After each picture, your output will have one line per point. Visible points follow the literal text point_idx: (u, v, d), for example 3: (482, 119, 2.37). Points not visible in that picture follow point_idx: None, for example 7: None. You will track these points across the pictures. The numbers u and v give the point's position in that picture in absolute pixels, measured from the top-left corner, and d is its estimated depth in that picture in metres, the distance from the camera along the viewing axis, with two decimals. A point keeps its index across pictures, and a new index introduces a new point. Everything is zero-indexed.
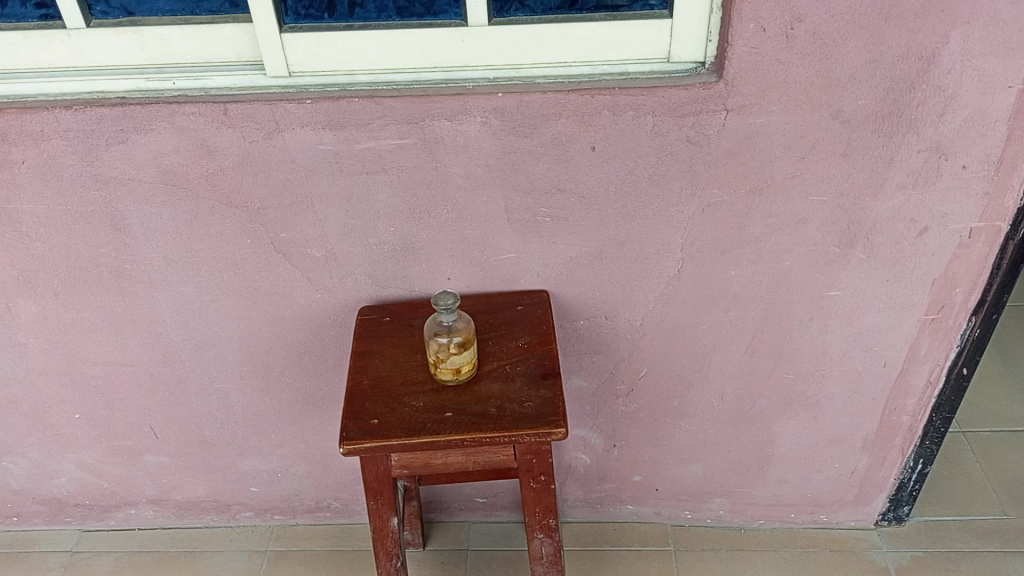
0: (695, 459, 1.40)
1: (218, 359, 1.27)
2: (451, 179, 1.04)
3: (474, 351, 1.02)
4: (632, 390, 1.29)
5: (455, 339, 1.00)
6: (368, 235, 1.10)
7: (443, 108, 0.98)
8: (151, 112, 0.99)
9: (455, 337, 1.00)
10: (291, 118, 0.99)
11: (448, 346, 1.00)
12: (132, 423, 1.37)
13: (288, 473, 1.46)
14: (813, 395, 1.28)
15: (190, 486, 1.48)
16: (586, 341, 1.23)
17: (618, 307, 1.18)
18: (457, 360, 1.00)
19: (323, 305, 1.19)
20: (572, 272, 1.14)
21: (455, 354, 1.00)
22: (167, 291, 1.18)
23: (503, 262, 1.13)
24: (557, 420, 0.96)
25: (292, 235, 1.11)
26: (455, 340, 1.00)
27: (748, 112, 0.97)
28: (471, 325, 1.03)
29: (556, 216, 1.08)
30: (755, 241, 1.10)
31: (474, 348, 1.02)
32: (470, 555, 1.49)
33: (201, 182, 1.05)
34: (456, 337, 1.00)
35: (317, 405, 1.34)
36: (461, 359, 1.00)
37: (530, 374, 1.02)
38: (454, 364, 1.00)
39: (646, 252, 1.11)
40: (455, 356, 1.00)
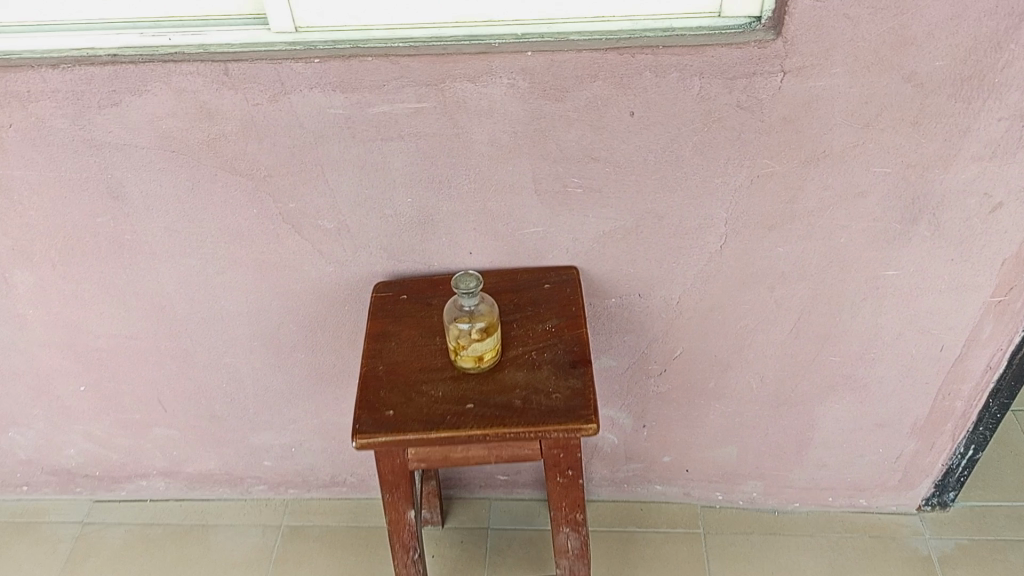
0: (729, 441, 1.32)
1: (226, 333, 1.20)
2: (473, 147, 0.95)
3: (498, 337, 0.94)
4: (665, 371, 1.21)
5: (476, 327, 0.91)
6: (383, 206, 1.02)
7: (465, 69, 0.88)
8: (145, 72, 0.90)
9: (476, 324, 0.91)
10: (298, 79, 0.90)
11: (469, 334, 0.92)
12: (139, 396, 1.31)
13: (302, 448, 1.40)
14: (861, 379, 1.19)
15: (201, 459, 1.43)
16: (617, 319, 1.14)
17: (653, 284, 1.09)
18: (478, 349, 0.92)
19: (335, 279, 1.11)
20: (605, 247, 1.04)
21: (475, 342, 0.92)
22: (170, 262, 1.10)
23: (530, 236, 1.04)
24: (588, 415, 0.88)
25: (302, 206, 1.02)
26: (476, 327, 0.91)
27: (808, 74, 0.87)
28: (495, 308, 0.94)
29: (589, 187, 0.98)
30: (807, 215, 1.00)
31: (498, 334, 0.93)
32: (491, 535, 1.43)
33: (202, 148, 0.97)
34: (477, 324, 0.91)
35: (331, 381, 1.27)
36: (484, 346, 0.92)
37: (558, 362, 0.94)
38: (474, 352, 0.92)
39: (687, 226, 1.02)
40: (475, 344, 0.92)
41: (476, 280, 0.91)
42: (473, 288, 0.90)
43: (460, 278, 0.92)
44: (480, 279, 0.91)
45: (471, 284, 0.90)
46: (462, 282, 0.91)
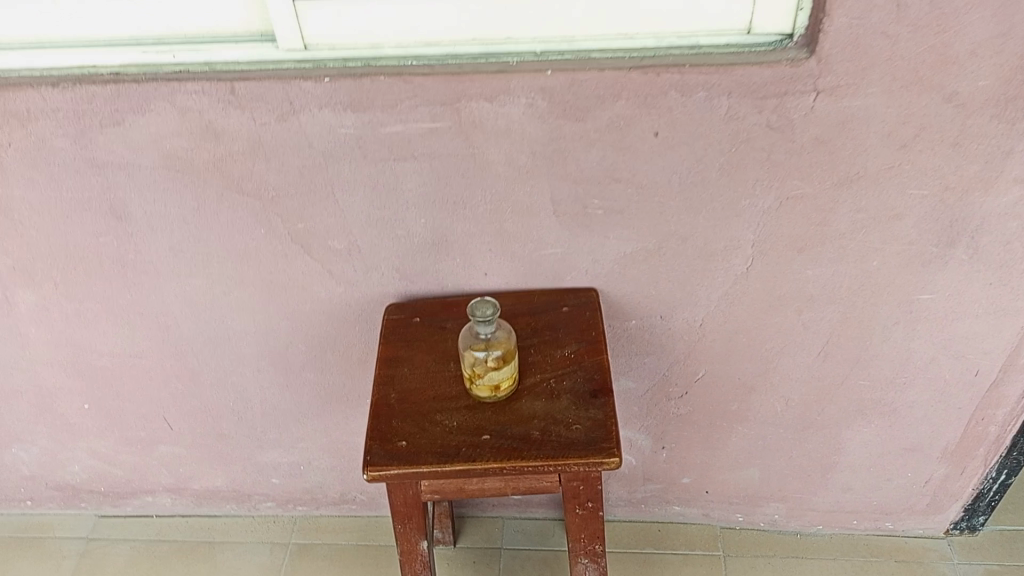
0: (751, 463, 1.28)
1: (233, 353, 1.17)
2: (490, 167, 0.91)
3: (514, 364, 0.89)
4: (686, 393, 1.17)
5: (493, 356, 0.87)
6: (396, 226, 0.98)
7: (482, 88, 0.84)
8: (149, 91, 0.87)
9: (493, 353, 0.87)
10: (307, 98, 0.86)
11: (485, 363, 0.87)
12: (145, 414, 1.28)
13: (312, 466, 1.36)
14: (890, 403, 1.14)
15: (209, 476, 1.40)
16: (637, 342, 1.10)
17: (676, 307, 1.05)
18: (495, 378, 0.88)
19: (346, 299, 1.07)
20: (625, 269, 1.00)
21: (493, 372, 0.87)
22: (175, 282, 1.07)
23: (548, 258, 1.00)
24: (610, 448, 0.84)
25: (311, 226, 0.99)
26: (493, 356, 0.87)
27: (842, 94, 0.82)
28: (512, 335, 0.90)
29: (610, 208, 0.94)
30: (838, 238, 0.95)
31: (515, 361, 0.89)
32: (504, 555, 1.40)
33: (208, 167, 0.93)
34: (494, 353, 0.87)
35: (341, 400, 1.23)
36: (501, 375, 0.88)
37: (578, 391, 0.90)
38: (491, 382, 0.88)
39: (712, 248, 0.98)
40: (492, 374, 0.88)
41: (492, 308, 0.86)
42: (489, 317, 0.85)
43: (476, 305, 0.87)
44: (497, 306, 0.87)
45: (488, 312, 0.85)
46: (478, 309, 0.86)
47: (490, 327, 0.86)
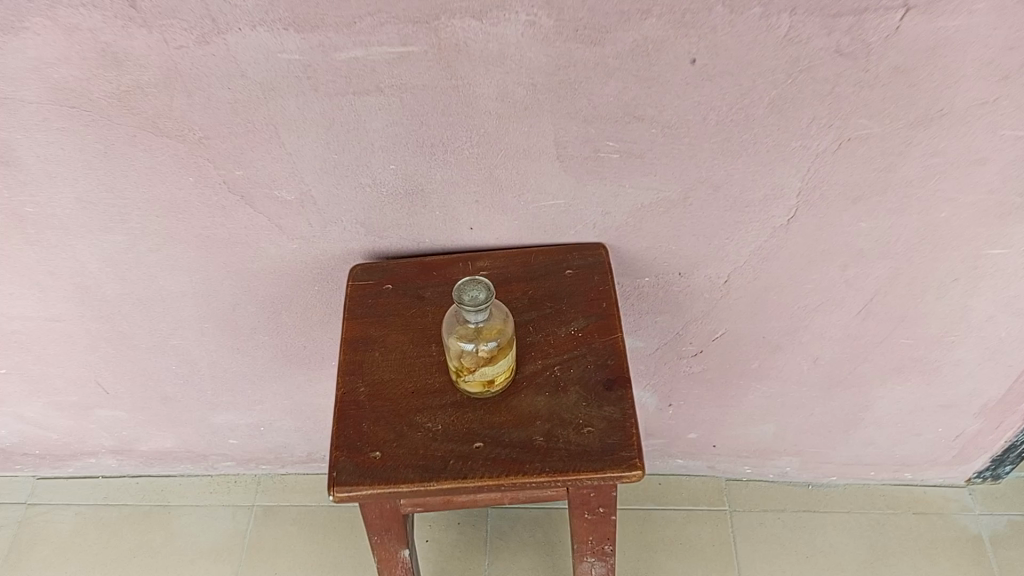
0: (766, 420, 1.15)
1: (170, 314, 0.98)
2: (477, 103, 0.71)
3: (512, 352, 0.73)
4: (701, 351, 1.02)
5: (485, 349, 0.70)
6: (359, 173, 0.78)
7: (468, 2, 0.63)
8: (19, 4, 0.64)
9: (485, 346, 0.70)
10: (235, 14, 0.65)
11: (476, 357, 0.71)
12: (75, 378, 1.11)
13: (272, 427, 1.21)
14: (933, 361, 1.00)
15: (157, 438, 1.24)
16: (649, 299, 0.93)
17: (698, 262, 0.88)
18: (488, 372, 0.72)
19: (301, 256, 0.89)
20: (641, 222, 0.83)
21: (485, 365, 0.71)
22: (90, 238, 0.87)
23: (548, 210, 0.81)
24: (631, 459, 0.69)
25: (252, 173, 0.79)
26: (485, 349, 0.70)
27: (939, 11, 0.63)
28: (509, 318, 0.72)
29: (628, 151, 0.75)
30: (904, 186, 0.78)
31: (512, 349, 0.73)
32: (490, 514, 1.27)
33: (112, 103, 0.72)
34: (487, 346, 0.70)
35: (302, 362, 1.06)
36: (495, 369, 0.72)
37: (588, 382, 0.74)
38: (484, 376, 0.72)
39: (748, 198, 0.80)
40: (484, 367, 0.71)
41: (485, 292, 0.68)
42: (482, 307, 0.67)
43: (463, 288, 0.69)
44: (490, 290, 0.68)
45: (479, 301, 0.67)
46: (465, 294, 0.68)
47: (482, 316, 0.69)
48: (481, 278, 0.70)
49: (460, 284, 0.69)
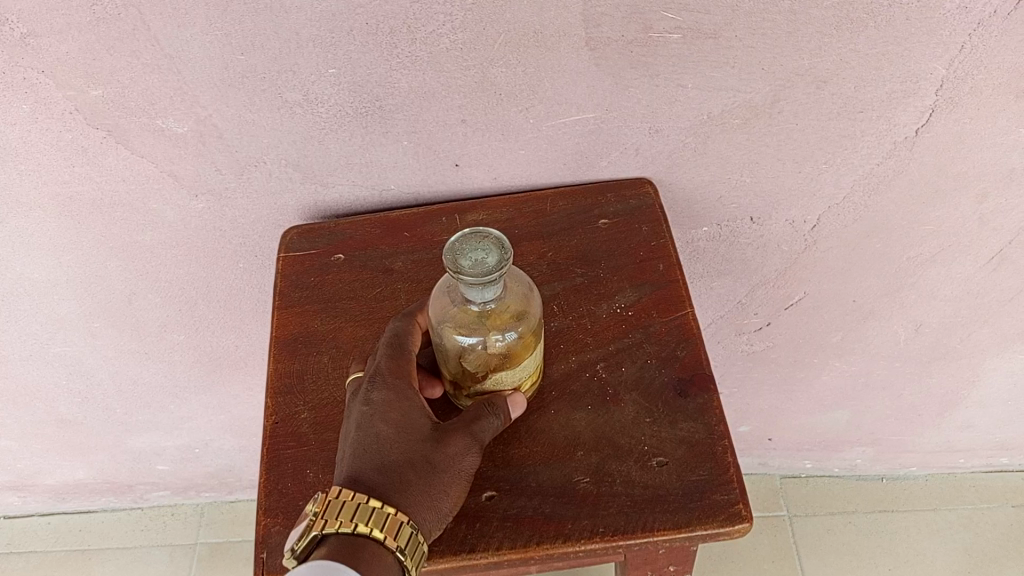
0: (840, 405, 0.90)
1: (43, 313, 0.71)
2: None
3: (541, 342, 0.47)
4: (767, 325, 0.77)
5: (499, 345, 0.44)
6: (283, 85, 0.51)
7: None
8: None
9: (499, 340, 0.44)
10: None
11: (485, 357, 0.45)
12: None
13: (210, 448, 0.94)
14: None
15: (63, 469, 0.96)
16: (705, 258, 0.68)
17: (779, 199, 0.62)
18: (504, 376, 0.46)
19: (214, 220, 0.61)
20: (705, 144, 0.57)
21: (500, 366, 0.46)
22: None
23: (569, 130, 0.55)
24: (731, 504, 0.45)
25: (119, 93, 0.51)
26: (498, 345, 0.44)
27: None
28: (534, 292, 0.46)
29: (695, 28, 0.49)
30: None
31: (541, 337, 0.47)
32: None
33: None
34: (501, 338, 0.44)
35: (237, 367, 0.79)
36: (517, 373, 0.46)
37: (649, 387, 0.50)
38: (499, 382, 0.47)
39: (865, 98, 0.54)
40: (499, 369, 0.46)
41: (495, 254, 0.42)
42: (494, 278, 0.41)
43: (459, 248, 0.42)
44: (504, 249, 0.42)
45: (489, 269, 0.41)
46: (464, 260, 0.41)
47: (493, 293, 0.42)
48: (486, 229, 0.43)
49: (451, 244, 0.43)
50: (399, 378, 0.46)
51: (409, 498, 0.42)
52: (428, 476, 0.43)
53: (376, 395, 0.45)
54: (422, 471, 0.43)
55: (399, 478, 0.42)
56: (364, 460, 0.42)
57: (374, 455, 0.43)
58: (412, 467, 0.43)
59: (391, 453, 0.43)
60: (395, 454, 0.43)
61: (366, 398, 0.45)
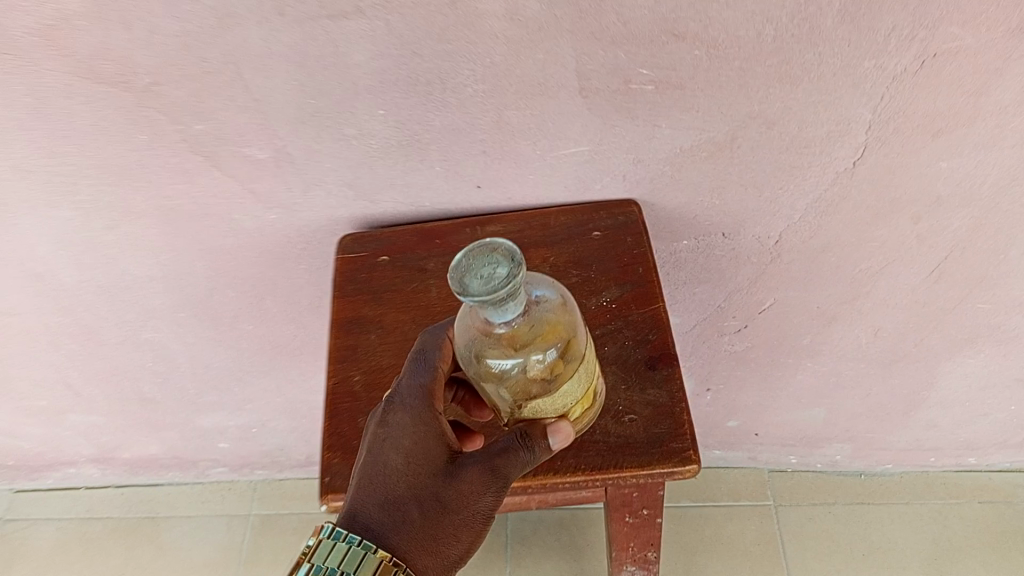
0: (816, 402, 1.02)
1: (139, 303, 0.85)
2: (480, 24, 0.57)
3: (579, 365, 0.54)
4: (745, 327, 0.89)
5: (538, 366, 0.51)
6: (343, 122, 0.65)
7: None
8: None
9: (537, 360, 0.51)
10: None
11: (525, 379, 0.52)
12: (38, 381, 0.97)
13: (265, 429, 1.08)
14: (1011, 328, 0.87)
15: (139, 444, 1.11)
16: (687, 267, 0.81)
17: (745, 219, 0.75)
18: (546, 398, 0.53)
19: (282, 228, 0.76)
20: (680, 171, 0.70)
21: (541, 388, 0.52)
22: (33, 215, 0.74)
23: (568, 159, 0.69)
24: (684, 450, 0.58)
25: (216, 127, 0.66)
26: (537, 365, 0.51)
27: None
28: (562, 315, 0.52)
29: (665, 81, 0.62)
30: (997, 112, 0.64)
31: (578, 359, 0.53)
32: (511, 519, 1.16)
33: (34, 42, 0.58)
34: (539, 359, 0.51)
35: (293, 354, 0.94)
36: (559, 390, 0.53)
37: (626, 361, 0.63)
38: (540, 406, 0.53)
39: (808, 136, 0.67)
40: (540, 391, 0.53)
41: (504, 266, 0.47)
42: (503, 291, 0.46)
43: (470, 271, 0.47)
44: (513, 263, 0.47)
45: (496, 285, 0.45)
46: (474, 280, 0.46)
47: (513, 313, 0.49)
48: (495, 243, 0.48)
49: (459, 261, 0.48)
50: (416, 420, 0.55)
51: (411, 536, 0.53)
52: (433, 516, 0.54)
53: (395, 434, 0.55)
54: (428, 508, 0.54)
55: (403, 517, 0.53)
56: (375, 500, 0.53)
57: (386, 494, 0.54)
58: (418, 505, 0.54)
59: (400, 492, 0.54)
60: (404, 493, 0.54)
61: (387, 432, 0.55)
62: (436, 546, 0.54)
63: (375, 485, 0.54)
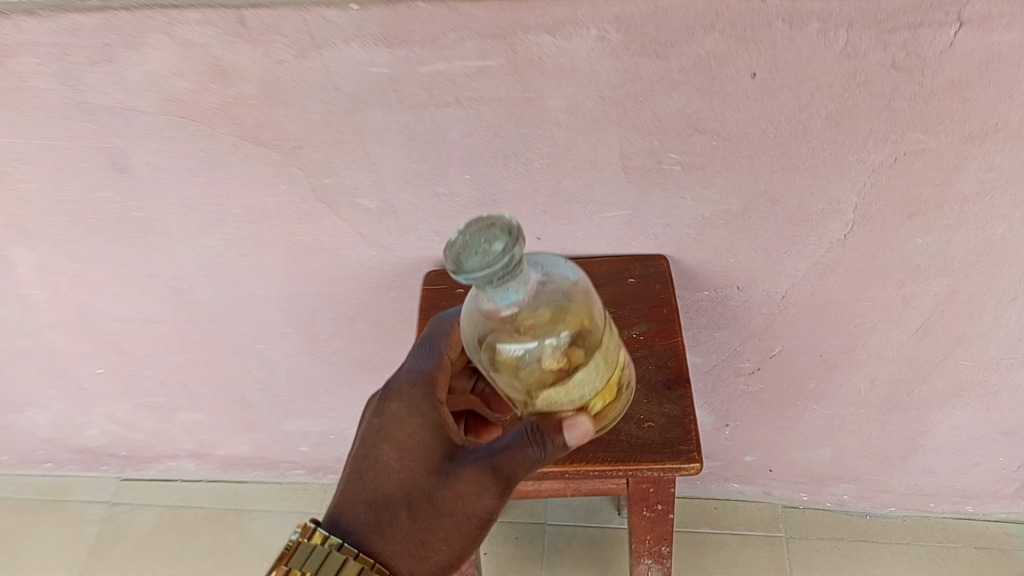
0: (823, 443, 1.15)
1: (255, 319, 1.04)
2: (549, 115, 0.76)
3: (586, 361, 0.65)
4: (758, 370, 1.04)
5: (549, 352, 0.63)
6: (436, 183, 0.84)
7: (543, 19, 0.68)
8: (143, 21, 0.70)
9: (547, 345, 0.63)
10: (332, 31, 0.70)
11: (539, 368, 0.64)
12: (161, 380, 1.17)
13: (342, 436, 1.25)
14: (991, 384, 1.00)
15: (233, 443, 1.29)
16: (708, 314, 0.97)
17: (756, 277, 0.91)
18: (558, 389, 0.64)
19: (379, 263, 0.94)
20: (702, 235, 0.86)
21: (554, 377, 0.64)
22: (187, 242, 0.93)
23: (612, 220, 0.86)
24: (689, 452, 0.74)
25: (339, 182, 0.84)
26: (547, 351, 0.63)
27: (990, 26, 0.65)
28: (566, 311, 0.64)
29: (690, 163, 0.79)
30: (960, 201, 0.80)
31: (584, 355, 0.64)
32: (548, 532, 1.31)
33: (217, 114, 0.78)
34: (549, 343, 0.63)
35: (374, 370, 1.11)
36: (571, 379, 0.64)
37: (649, 382, 0.81)
38: (554, 401, 0.64)
39: (806, 211, 0.83)
40: (554, 379, 0.64)
41: (502, 244, 0.54)
42: (500, 259, 0.53)
43: (473, 246, 0.54)
44: (512, 241, 0.54)
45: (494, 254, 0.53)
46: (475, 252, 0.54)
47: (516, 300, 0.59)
48: (492, 220, 0.56)
49: (459, 238, 0.55)
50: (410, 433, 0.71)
51: (406, 531, 0.70)
52: (426, 513, 0.69)
53: (393, 445, 0.71)
54: (421, 507, 0.70)
55: (401, 514, 0.70)
56: (378, 501, 0.71)
57: (387, 496, 0.71)
58: (413, 505, 0.70)
59: (398, 495, 0.71)
60: (401, 496, 0.71)
61: (389, 442, 0.72)
62: (423, 556, 0.70)
63: (379, 488, 0.71)
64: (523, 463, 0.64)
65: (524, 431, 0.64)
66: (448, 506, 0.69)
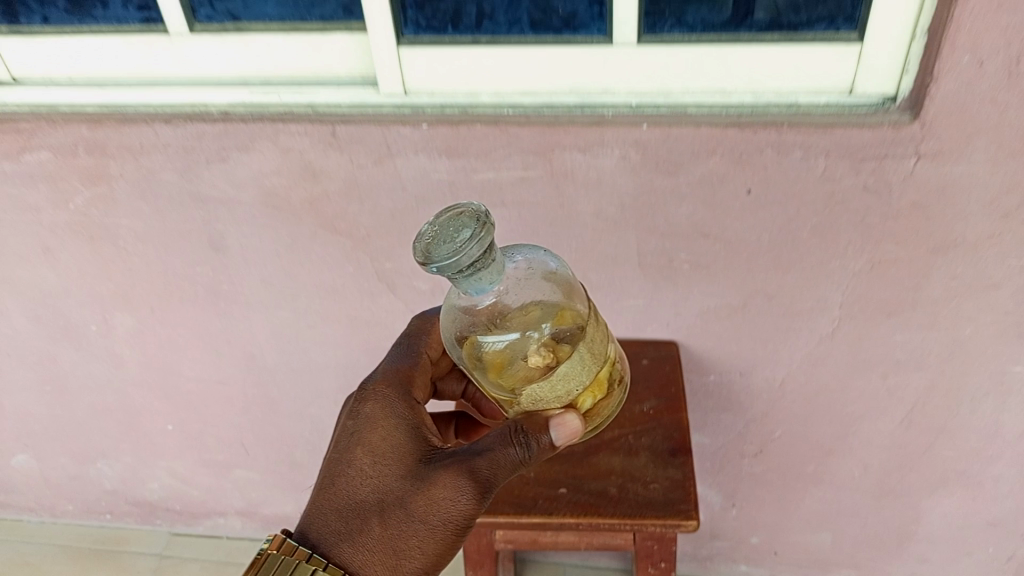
0: (823, 527, 1.24)
1: (312, 385, 1.18)
2: (578, 217, 0.91)
3: (569, 355, 0.76)
4: (760, 452, 1.15)
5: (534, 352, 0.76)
6: None
7: (576, 139, 0.84)
8: (257, 129, 0.88)
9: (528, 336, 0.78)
10: (404, 143, 0.87)
11: (526, 365, 0.76)
12: (223, 438, 1.30)
13: None
14: (975, 475, 1.09)
15: (279, 502, 1.41)
16: (715, 397, 1.09)
17: (756, 364, 1.03)
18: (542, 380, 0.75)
19: None
20: (708, 324, 1.00)
21: (537, 374, 0.75)
22: (263, 314, 1.09)
23: (629, 308, 1.00)
24: (688, 510, 0.85)
25: (398, 266, 0.99)
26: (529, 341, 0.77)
27: (944, 159, 0.79)
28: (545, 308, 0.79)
29: (696, 262, 0.93)
30: (931, 304, 0.92)
31: (567, 351, 0.76)
32: None
33: (304, 207, 0.94)
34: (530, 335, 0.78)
35: None
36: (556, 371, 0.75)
37: (656, 450, 0.93)
38: (542, 392, 0.75)
39: (798, 307, 0.96)
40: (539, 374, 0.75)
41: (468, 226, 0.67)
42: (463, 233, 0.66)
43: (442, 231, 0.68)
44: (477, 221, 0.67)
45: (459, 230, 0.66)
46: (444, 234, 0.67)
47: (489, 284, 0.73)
48: (461, 211, 0.70)
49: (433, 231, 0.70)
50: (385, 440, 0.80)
51: (377, 531, 0.77)
52: (397, 516, 0.77)
53: (368, 449, 0.80)
54: (393, 511, 0.77)
55: (371, 516, 0.78)
56: (352, 505, 0.79)
57: (359, 499, 0.79)
58: (384, 509, 0.77)
59: (370, 498, 0.78)
60: (373, 500, 0.78)
61: (365, 450, 0.81)
62: (396, 563, 0.76)
63: (353, 493, 0.79)
64: (503, 463, 0.74)
65: (508, 433, 0.75)
66: (422, 511, 0.76)
